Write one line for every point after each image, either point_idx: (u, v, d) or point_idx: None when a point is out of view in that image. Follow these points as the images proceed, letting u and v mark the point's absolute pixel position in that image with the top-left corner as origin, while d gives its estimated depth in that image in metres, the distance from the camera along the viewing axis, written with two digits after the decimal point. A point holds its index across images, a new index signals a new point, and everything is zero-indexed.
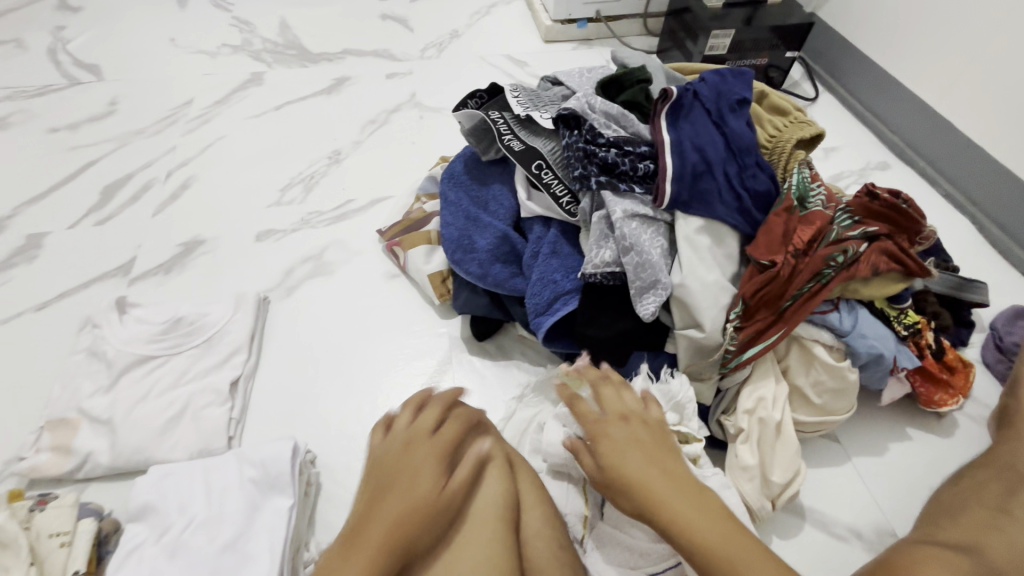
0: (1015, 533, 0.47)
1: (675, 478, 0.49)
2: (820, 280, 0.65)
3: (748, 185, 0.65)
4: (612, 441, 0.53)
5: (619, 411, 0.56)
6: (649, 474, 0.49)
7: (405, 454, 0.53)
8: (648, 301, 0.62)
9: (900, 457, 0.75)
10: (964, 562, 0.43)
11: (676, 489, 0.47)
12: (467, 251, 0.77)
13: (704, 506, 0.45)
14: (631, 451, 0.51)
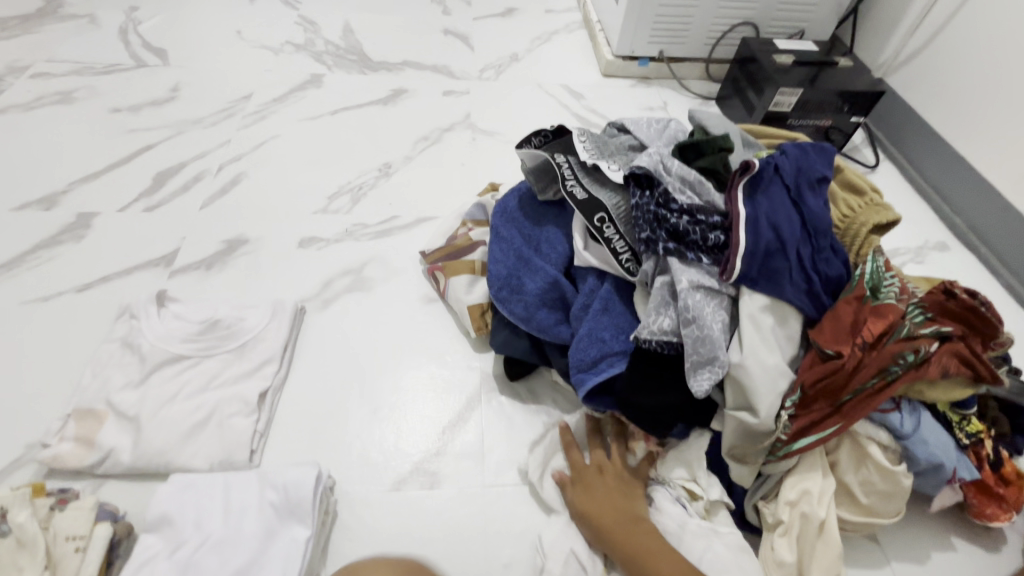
0: None
1: (642, 526, 0.62)
2: (885, 376, 0.61)
3: (821, 270, 0.62)
4: (592, 489, 0.67)
5: (602, 462, 0.69)
6: (620, 521, 0.63)
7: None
8: (703, 377, 0.59)
9: (941, 568, 0.71)
10: None
11: (638, 532, 0.62)
12: (514, 291, 0.76)
13: (641, 533, 0.62)
14: (599, 489, 0.66)
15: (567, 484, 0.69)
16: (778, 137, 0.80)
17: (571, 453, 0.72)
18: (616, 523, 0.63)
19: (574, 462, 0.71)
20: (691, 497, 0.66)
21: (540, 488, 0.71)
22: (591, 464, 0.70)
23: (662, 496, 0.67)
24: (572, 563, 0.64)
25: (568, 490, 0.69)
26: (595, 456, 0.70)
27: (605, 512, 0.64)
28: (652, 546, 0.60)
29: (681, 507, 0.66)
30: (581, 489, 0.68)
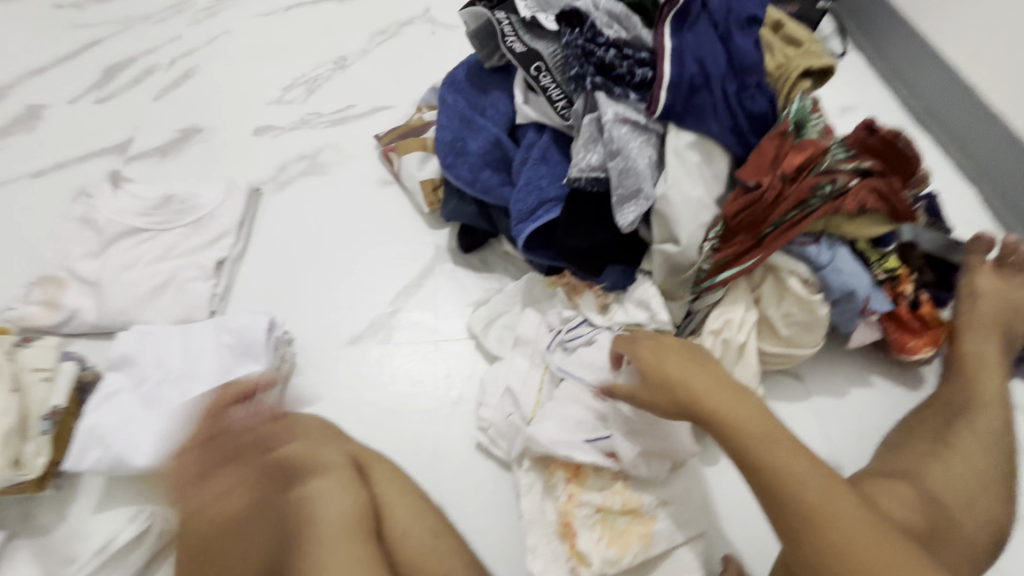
0: (950, 459, 0.57)
1: (746, 405, 0.50)
2: (804, 209, 0.65)
3: (746, 106, 0.64)
4: (660, 358, 0.56)
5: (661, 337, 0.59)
6: (711, 392, 0.51)
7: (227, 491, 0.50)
8: (628, 210, 0.63)
9: (858, 400, 0.76)
10: (908, 489, 0.54)
11: (742, 407, 0.49)
12: (459, 154, 0.77)
13: (749, 405, 0.50)
14: (673, 360, 0.55)
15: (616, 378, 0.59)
16: None
17: (626, 340, 0.61)
18: (717, 399, 0.50)
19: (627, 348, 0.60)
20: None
21: (482, 338, 0.75)
22: (653, 345, 0.58)
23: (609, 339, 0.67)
24: (507, 399, 0.68)
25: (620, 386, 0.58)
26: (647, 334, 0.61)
27: (689, 386, 0.52)
28: (762, 429, 0.48)
29: None
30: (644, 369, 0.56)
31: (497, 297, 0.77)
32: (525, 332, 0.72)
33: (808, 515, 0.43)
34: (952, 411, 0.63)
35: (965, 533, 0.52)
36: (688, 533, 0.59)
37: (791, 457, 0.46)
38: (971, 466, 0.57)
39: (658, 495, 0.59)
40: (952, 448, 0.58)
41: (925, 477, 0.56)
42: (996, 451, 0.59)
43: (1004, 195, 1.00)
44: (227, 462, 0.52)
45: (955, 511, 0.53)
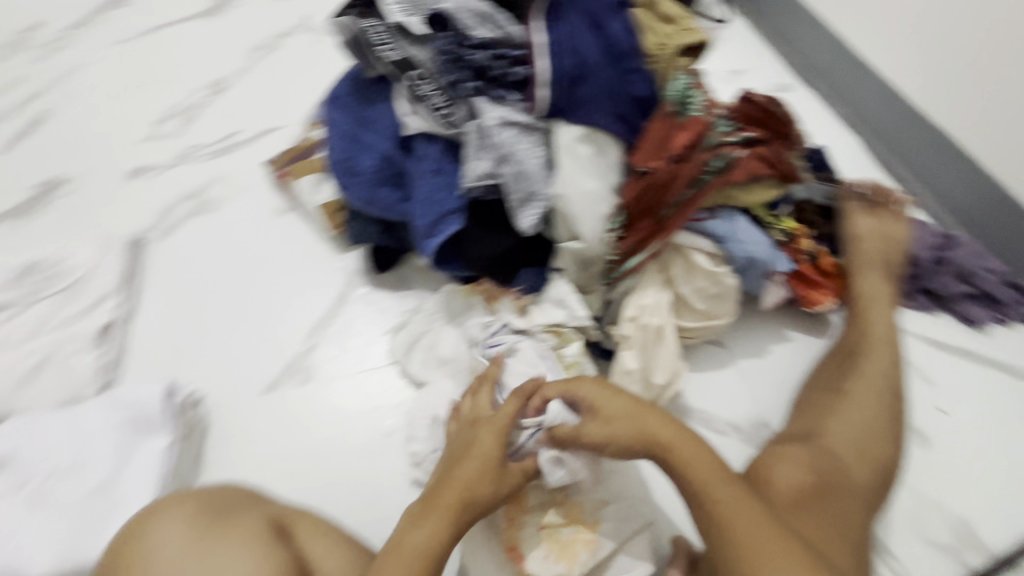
0: (845, 410, 0.64)
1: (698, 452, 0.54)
2: (698, 186, 0.66)
3: (629, 91, 0.65)
4: (605, 409, 0.57)
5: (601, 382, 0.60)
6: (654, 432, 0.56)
7: (471, 481, 0.55)
8: (529, 213, 0.63)
9: (779, 357, 0.80)
10: (806, 454, 0.61)
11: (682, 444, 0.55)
12: (352, 174, 0.73)
13: (688, 442, 0.55)
14: (616, 404, 0.57)
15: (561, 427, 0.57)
16: None
17: (572, 387, 0.58)
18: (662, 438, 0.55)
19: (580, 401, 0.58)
20: (559, 343, 0.67)
21: (407, 363, 0.73)
22: (599, 390, 0.58)
23: (530, 349, 0.65)
24: (438, 426, 0.66)
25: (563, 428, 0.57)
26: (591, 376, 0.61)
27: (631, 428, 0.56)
28: (715, 474, 0.53)
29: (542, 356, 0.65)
30: (599, 418, 0.57)
31: (418, 317, 0.75)
32: (446, 354, 0.70)
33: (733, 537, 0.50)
34: (845, 358, 0.70)
35: (857, 484, 0.59)
36: (632, 527, 0.60)
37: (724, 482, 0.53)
38: (861, 412, 0.64)
39: (596, 498, 0.61)
40: (845, 397, 0.65)
41: (825, 435, 0.63)
42: (884, 390, 0.66)
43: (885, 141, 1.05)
44: (139, 558, 0.49)
45: (850, 468, 0.60)
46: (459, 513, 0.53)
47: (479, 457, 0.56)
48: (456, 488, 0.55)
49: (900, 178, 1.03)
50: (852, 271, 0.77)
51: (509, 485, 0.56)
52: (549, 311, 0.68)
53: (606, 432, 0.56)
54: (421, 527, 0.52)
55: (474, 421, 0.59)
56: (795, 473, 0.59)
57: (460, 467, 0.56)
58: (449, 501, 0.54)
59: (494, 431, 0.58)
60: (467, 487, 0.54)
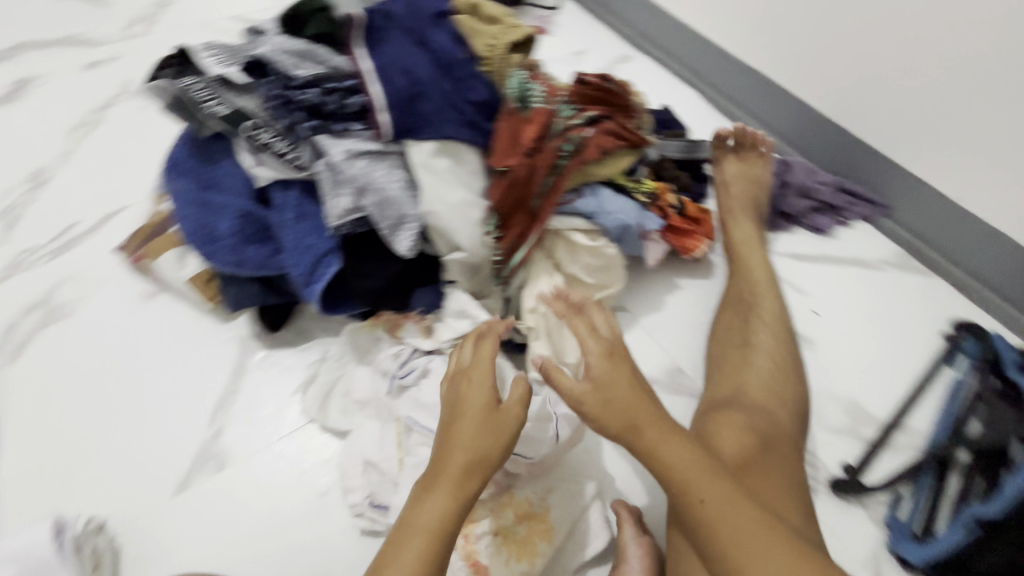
0: (756, 358, 0.70)
1: (681, 448, 0.53)
2: (558, 172, 0.70)
3: (469, 97, 0.67)
4: (611, 382, 0.56)
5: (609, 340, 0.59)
6: (640, 418, 0.54)
7: (474, 442, 0.54)
8: (403, 238, 0.63)
9: (676, 305, 0.86)
10: (742, 417, 0.64)
11: (661, 437, 0.54)
12: (210, 241, 0.68)
13: (666, 435, 0.54)
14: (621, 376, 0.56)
15: (559, 369, 0.57)
16: None
17: (580, 340, 0.59)
18: (647, 427, 0.54)
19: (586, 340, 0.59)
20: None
21: (325, 415, 0.70)
22: (603, 357, 0.57)
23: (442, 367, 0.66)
24: (371, 470, 0.65)
25: (561, 377, 0.56)
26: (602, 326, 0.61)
27: (626, 409, 0.54)
28: (695, 467, 0.52)
29: None
30: (597, 388, 0.56)
31: (325, 366, 0.72)
32: (363, 394, 0.69)
33: (714, 534, 0.49)
34: (733, 300, 0.78)
35: (785, 426, 0.65)
36: (581, 503, 0.62)
37: (700, 478, 0.51)
38: (769, 357, 0.70)
39: (540, 488, 0.62)
40: (754, 348, 0.71)
41: (747, 390, 0.67)
42: (781, 329, 0.74)
43: (722, 92, 1.16)
44: None
45: (775, 413, 0.66)
46: (464, 478, 0.52)
47: (471, 412, 0.55)
48: (458, 450, 0.53)
49: (739, 119, 1.14)
50: (727, 221, 0.87)
51: (508, 431, 0.55)
52: (454, 325, 0.68)
53: (598, 411, 0.55)
54: (431, 499, 0.51)
55: (460, 373, 0.59)
56: (733, 435, 0.62)
57: (457, 425, 0.55)
58: (456, 464, 0.53)
59: (478, 382, 0.57)
60: (469, 445, 0.53)
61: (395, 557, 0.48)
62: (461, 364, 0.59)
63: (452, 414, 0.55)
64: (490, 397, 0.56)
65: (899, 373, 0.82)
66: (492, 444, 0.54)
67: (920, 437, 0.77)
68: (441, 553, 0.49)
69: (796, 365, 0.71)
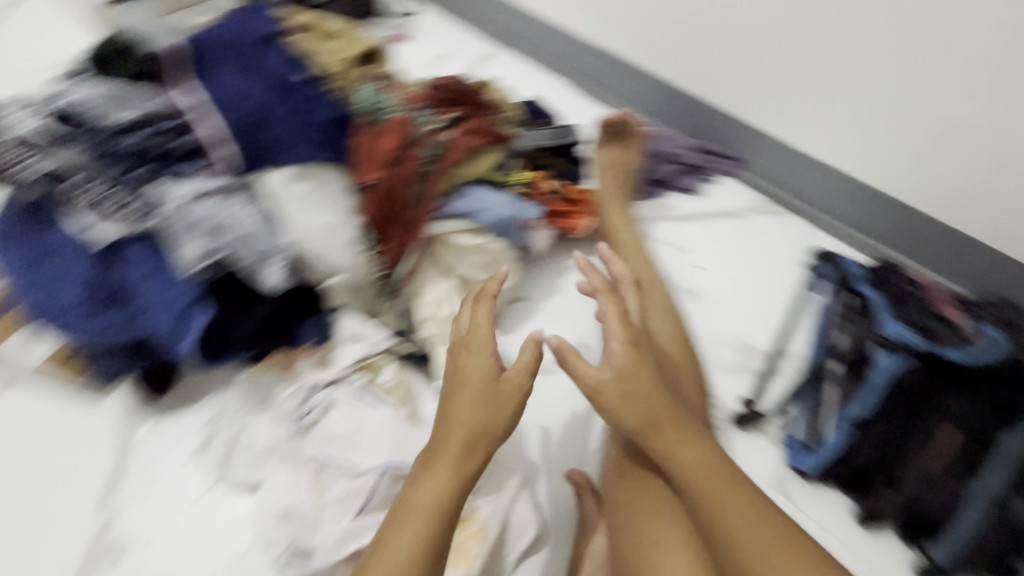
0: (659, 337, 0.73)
1: (699, 450, 0.57)
2: (424, 178, 0.71)
3: (316, 115, 0.69)
4: (635, 376, 0.59)
5: (634, 333, 0.62)
6: (662, 419, 0.58)
7: (475, 417, 0.57)
8: (271, 270, 0.63)
9: (573, 285, 0.89)
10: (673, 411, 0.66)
11: (677, 443, 0.57)
12: (51, 316, 0.59)
13: (682, 437, 0.58)
14: (644, 366, 0.60)
15: (573, 351, 0.61)
16: (228, 14, 0.78)
17: (605, 317, 0.62)
18: (665, 425, 0.58)
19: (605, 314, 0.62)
20: (372, 374, 0.65)
21: (229, 467, 0.66)
22: (626, 347, 0.60)
23: (346, 395, 0.64)
24: (290, 521, 0.60)
25: (573, 360, 0.60)
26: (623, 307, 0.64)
27: (650, 409, 0.58)
28: (710, 470, 0.56)
29: (366, 395, 0.64)
30: (620, 381, 0.59)
31: (225, 420, 0.68)
32: (267, 442, 0.64)
33: (726, 537, 0.52)
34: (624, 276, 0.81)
35: None
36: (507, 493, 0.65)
37: (715, 483, 0.55)
38: (670, 341, 0.73)
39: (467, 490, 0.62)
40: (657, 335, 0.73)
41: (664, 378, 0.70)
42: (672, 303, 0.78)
43: (587, 77, 1.21)
44: None
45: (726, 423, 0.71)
46: (465, 454, 0.55)
47: (470, 386, 0.58)
48: (458, 425, 0.56)
49: (604, 98, 1.19)
50: (602, 205, 0.91)
51: (507, 407, 0.58)
52: (352, 348, 0.66)
53: (625, 408, 0.58)
54: (432, 473, 0.54)
55: (462, 343, 0.62)
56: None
57: (456, 399, 0.58)
58: (455, 440, 0.55)
59: (479, 356, 0.60)
60: (468, 419, 0.56)
61: (395, 530, 0.51)
62: (463, 331, 0.63)
63: (453, 385, 0.58)
64: (491, 370, 0.59)
65: (775, 305, 0.92)
66: (492, 420, 0.57)
67: (800, 359, 0.85)
68: (443, 525, 0.52)
69: (679, 327, 0.76)
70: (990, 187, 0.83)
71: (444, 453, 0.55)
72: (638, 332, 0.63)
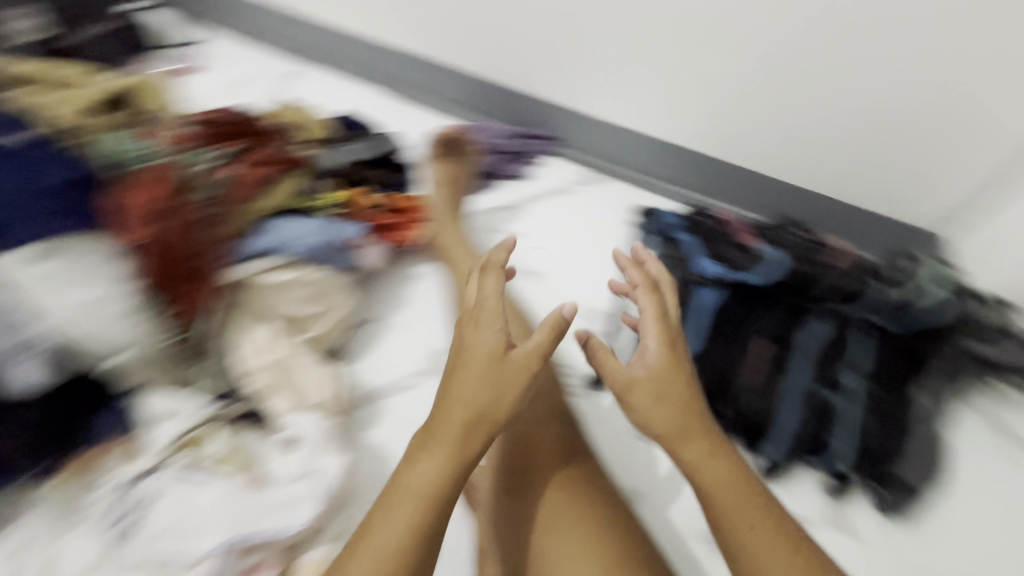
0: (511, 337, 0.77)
1: (721, 461, 0.57)
2: (202, 223, 0.70)
3: (47, 181, 0.64)
4: (668, 379, 0.61)
5: (670, 335, 0.65)
6: (691, 423, 0.59)
7: (478, 393, 0.55)
8: (22, 369, 0.57)
9: (419, 293, 0.89)
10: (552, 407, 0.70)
11: (703, 456, 0.57)
12: None
13: (709, 448, 0.57)
14: (673, 369, 0.62)
15: (603, 347, 0.65)
16: None
17: (642, 312, 0.67)
18: (694, 433, 0.58)
19: (644, 309, 0.67)
20: (196, 449, 0.61)
21: None
22: (661, 350, 0.63)
23: (169, 478, 0.58)
24: None
25: (608, 360, 0.64)
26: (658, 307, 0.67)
27: (680, 415, 0.59)
28: (731, 487, 0.55)
29: (193, 469, 0.59)
30: (652, 381, 0.61)
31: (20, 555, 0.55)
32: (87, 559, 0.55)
33: (742, 552, 0.53)
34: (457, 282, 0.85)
35: None
36: None
37: (734, 499, 0.55)
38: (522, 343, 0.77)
39: (332, 535, 0.62)
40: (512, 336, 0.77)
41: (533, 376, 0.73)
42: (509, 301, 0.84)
43: (397, 79, 1.19)
44: None
45: None
46: (463, 434, 0.53)
47: (476, 359, 0.57)
48: (457, 407, 0.54)
49: (421, 99, 1.18)
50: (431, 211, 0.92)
51: (511, 383, 0.57)
52: (164, 429, 0.62)
53: (653, 408, 0.60)
54: (425, 461, 0.52)
55: (470, 317, 0.61)
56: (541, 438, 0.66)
57: (460, 378, 0.56)
58: (455, 424, 0.53)
59: (489, 328, 0.59)
60: (470, 401, 0.55)
61: (385, 519, 0.49)
62: (472, 305, 0.63)
63: (457, 360, 0.57)
64: (502, 342, 0.58)
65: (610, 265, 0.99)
66: (493, 401, 0.55)
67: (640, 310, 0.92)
68: (436, 517, 0.50)
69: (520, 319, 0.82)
70: (761, 120, 0.93)
71: (439, 437, 0.53)
72: (679, 338, 0.65)
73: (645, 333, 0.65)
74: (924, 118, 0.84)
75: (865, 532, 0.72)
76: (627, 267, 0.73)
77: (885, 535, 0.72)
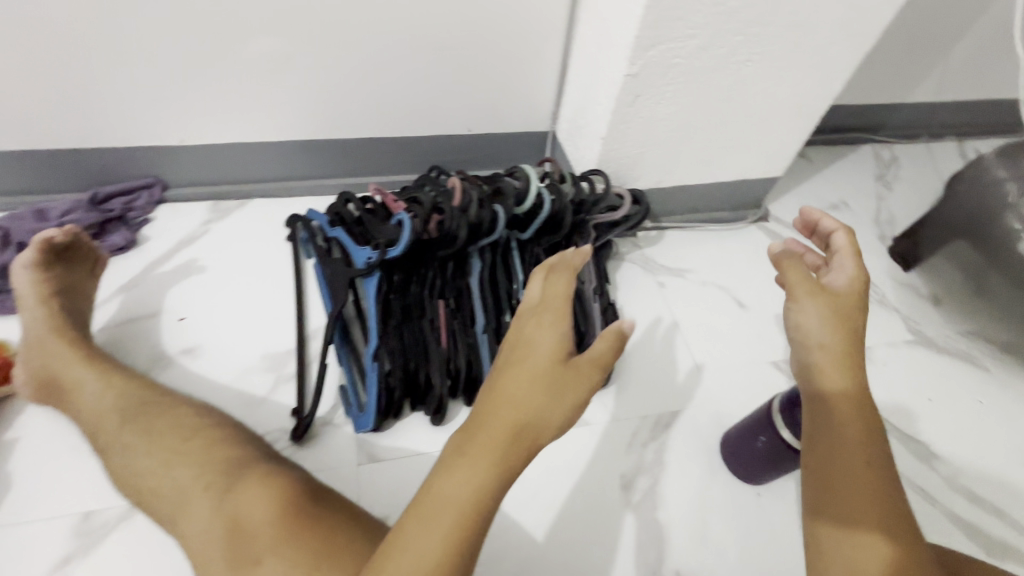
0: (187, 439, 0.63)
1: (861, 409, 0.51)
2: None
3: None
4: (842, 322, 0.54)
5: (857, 292, 0.56)
6: (845, 368, 0.52)
7: (540, 398, 0.45)
8: None
9: (34, 462, 0.70)
10: (275, 476, 0.60)
11: (844, 398, 0.51)
12: None
13: (852, 396, 0.52)
14: (854, 321, 0.54)
15: (797, 262, 0.57)
16: None
17: (840, 263, 0.58)
18: (846, 382, 0.52)
19: (841, 250, 0.59)
20: None
21: None
22: (845, 294, 0.55)
23: None
24: None
25: (801, 273, 0.56)
26: (845, 255, 0.58)
27: (842, 359, 0.53)
28: (855, 425, 0.51)
29: None
30: (831, 301, 0.55)
31: None
32: None
33: (831, 481, 0.50)
34: (82, 423, 0.68)
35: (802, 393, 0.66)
36: None
37: (852, 448, 0.50)
38: (212, 434, 0.64)
39: None
40: (191, 438, 0.64)
41: (238, 459, 0.62)
42: (170, 401, 0.68)
43: None
44: None
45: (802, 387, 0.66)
46: (509, 444, 0.44)
47: (541, 356, 0.47)
48: (505, 408, 0.45)
49: None
50: (23, 352, 0.72)
51: (581, 388, 0.47)
52: None
53: (818, 329, 0.54)
54: (463, 468, 0.43)
55: (528, 311, 0.51)
56: (262, 506, 0.57)
57: (513, 376, 0.46)
58: (502, 425, 0.44)
59: (559, 316, 0.50)
60: (524, 402, 0.45)
61: (409, 542, 0.41)
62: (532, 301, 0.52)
63: (512, 356, 0.48)
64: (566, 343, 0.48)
65: (282, 298, 0.88)
66: (554, 405, 0.46)
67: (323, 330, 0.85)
68: (470, 541, 0.42)
69: (189, 411, 0.67)
70: (354, 87, 0.90)
71: (481, 444, 0.44)
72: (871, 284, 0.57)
73: (840, 269, 0.58)
74: (482, 39, 0.87)
75: (588, 415, 0.81)
76: (821, 217, 0.62)
77: (599, 407, 0.82)
